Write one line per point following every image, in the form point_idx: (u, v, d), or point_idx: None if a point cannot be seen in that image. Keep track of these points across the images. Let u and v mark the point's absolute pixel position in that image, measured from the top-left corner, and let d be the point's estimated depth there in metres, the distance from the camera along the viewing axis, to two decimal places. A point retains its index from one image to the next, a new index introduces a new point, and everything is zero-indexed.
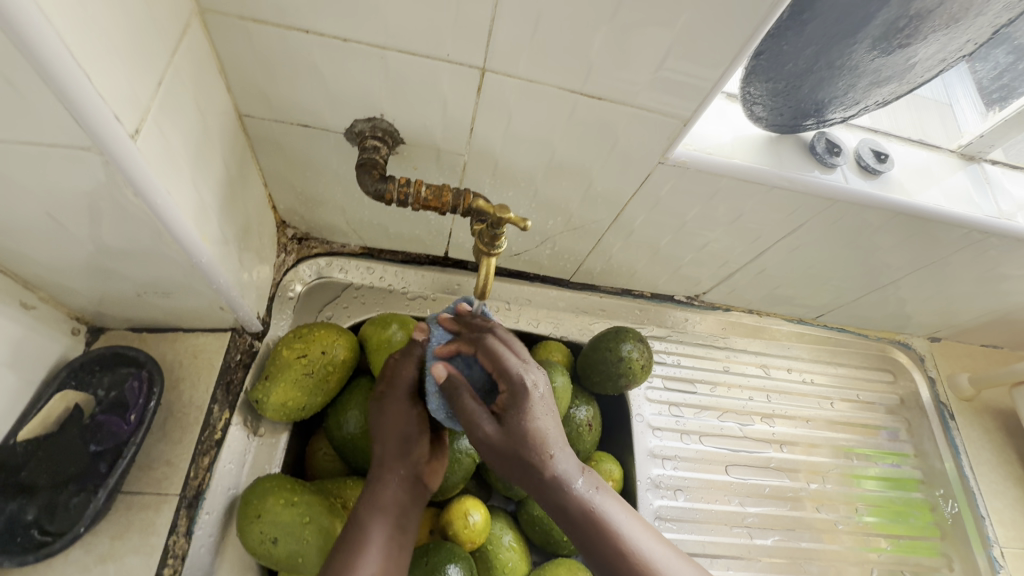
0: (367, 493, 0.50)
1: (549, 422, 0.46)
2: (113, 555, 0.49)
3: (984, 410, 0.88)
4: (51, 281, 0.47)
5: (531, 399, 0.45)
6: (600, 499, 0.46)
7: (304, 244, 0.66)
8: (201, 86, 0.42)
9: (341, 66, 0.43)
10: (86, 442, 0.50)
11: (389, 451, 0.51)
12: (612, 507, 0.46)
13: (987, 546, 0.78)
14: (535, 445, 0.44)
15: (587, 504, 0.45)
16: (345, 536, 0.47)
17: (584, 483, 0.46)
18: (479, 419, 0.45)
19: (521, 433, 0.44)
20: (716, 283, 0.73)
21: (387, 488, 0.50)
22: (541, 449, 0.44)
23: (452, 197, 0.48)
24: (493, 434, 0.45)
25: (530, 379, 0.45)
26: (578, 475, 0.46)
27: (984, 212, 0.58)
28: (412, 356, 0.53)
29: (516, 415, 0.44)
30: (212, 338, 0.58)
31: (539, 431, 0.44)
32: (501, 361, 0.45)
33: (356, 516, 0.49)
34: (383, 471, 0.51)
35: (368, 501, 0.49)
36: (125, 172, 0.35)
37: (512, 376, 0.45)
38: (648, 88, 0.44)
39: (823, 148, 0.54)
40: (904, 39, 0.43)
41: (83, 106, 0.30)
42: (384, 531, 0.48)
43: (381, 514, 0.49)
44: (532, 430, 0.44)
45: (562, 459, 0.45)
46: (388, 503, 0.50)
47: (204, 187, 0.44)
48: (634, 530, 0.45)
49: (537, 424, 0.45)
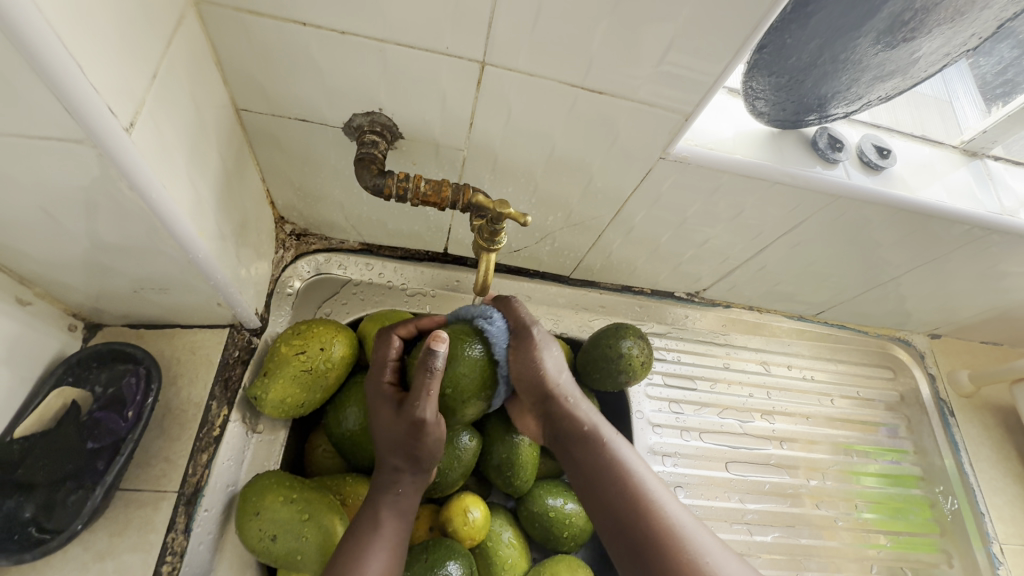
0: (378, 495, 0.49)
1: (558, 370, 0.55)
2: (111, 553, 0.49)
3: (984, 407, 0.88)
4: (46, 277, 0.47)
5: (547, 347, 0.54)
6: (615, 450, 0.52)
7: (302, 240, 0.65)
8: (197, 80, 0.41)
9: (340, 59, 0.43)
10: (83, 438, 0.49)
11: (405, 463, 0.49)
12: (628, 457, 0.51)
13: (987, 543, 0.78)
14: (551, 388, 0.54)
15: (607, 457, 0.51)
16: (352, 538, 0.46)
17: (605, 437, 0.52)
18: (513, 366, 0.53)
19: (541, 373, 0.54)
20: (717, 279, 0.73)
21: (401, 496, 0.50)
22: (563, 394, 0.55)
23: (451, 192, 0.48)
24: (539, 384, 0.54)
25: (544, 339, 0.54)
26: (609, 436, 0.52)
27: (986, 208, 0.58)
28: (431, 372, 0.47)
29: (535, 361, 0.53)
30: (210, 335, 0.58)
31: (553, 379, 0.54)
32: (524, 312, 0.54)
33: (371, 518, 0.48)
34: (395, 481, 0.50)
35: (382, 499, 0.49)
36: (120, 167, 0.35)
37: (534, 333, 0.54)
38: (649, 81, 0.43)
39: (825, 144, 0.54)
40: (908, 33, 0.43)
41: (76, 97, 0.30)
42: (395, 534, 0.48)
43: (393, 512, 0.49)
44: (544, 374, 0.54)
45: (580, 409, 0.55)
46: (403, 509, 0.50)
47: (201, 181, 0.44)
48: (651, 483, 0.49)
49: (551, 369, 0.54)
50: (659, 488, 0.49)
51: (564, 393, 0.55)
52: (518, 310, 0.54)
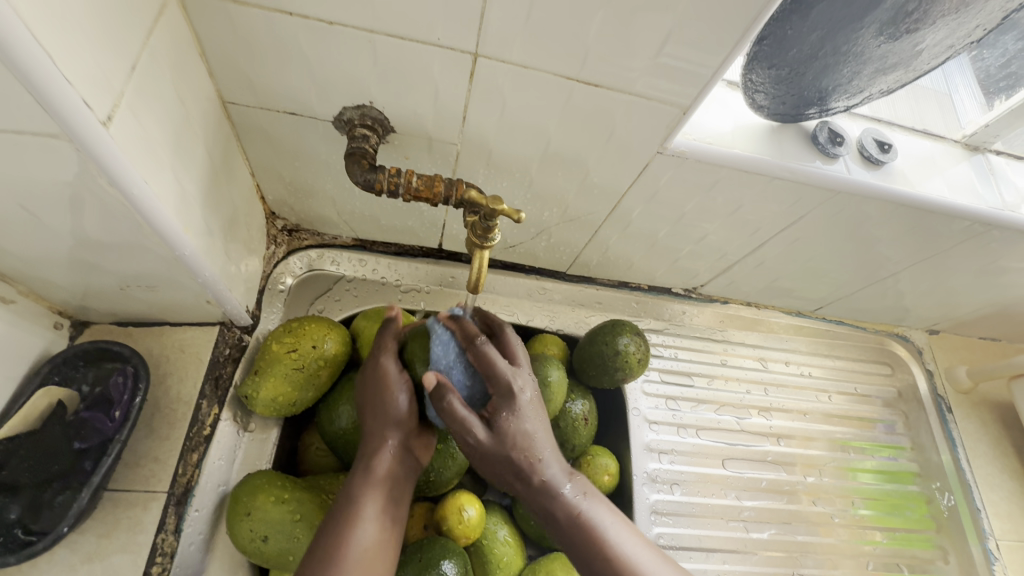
0: (358, 466, 0.49)
1: (541, 434, 0.47)
2: (100, 554, 0.48)
3: (982, 403, 0.88)
4: (30, 275, 0.46)
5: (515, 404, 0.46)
6: (587, 501, 0.46)
7: (294, 235, 0.64)
8: (181, 72, 0.40)
9: (328, 51, 0.42)
10: (70, 439, 0.49)
11: (375, 421, 0.50)
12: (601, 514, 0.46)
13: (983, 539, 0.78)
14: (524, 449, 0.46)
15: (574, 508, 0.45)
16: (335, 510, 0.46)
17: (574, 488, 0.46)
18: (470, 424, 0.45)
19: (517, 434, 0.46)
20: (715, 275, 0.72)
21: (381, 459, 0.48)
22: (530, 456, 0.46)
23: (444, 187, 0.47)
24: (485, 441, 0.45)
25: (518, 385, 0.47)
26: (567, 481, 0.46)
27: (988, 202, 0.57)
28: (388, 335, 0.53)
29: (505, 419, 0.46)
30: (200, 332, 0.57)
31: (530, 433, 0.46)
32: (498, 362, 0.47)
33: (349, 492, 0.47)
34: (372, 443, 0.49)
35: (360, 476, 0.48)
36: (99, 162, 0.33)
37: (501, 379, 0.47)
38: (646, 74, 0.42)
39: (826, 137, 0.53)
40: (912, 24, 0.42)
41: (47, 89, 0.28)
42: (378, 504, 0.47)
43: (371, 480, 0.47)
44: (521, 433, 0.46)
45: (548, 463, 0.47)
46: (382, 472, 0.48)
47: (185, 176, 0.43)
48: (630, 540, 0.44)
49: (529, 429, 0.46)
50: (634, 536, 0.45)
51: (536, 449, 0.46)
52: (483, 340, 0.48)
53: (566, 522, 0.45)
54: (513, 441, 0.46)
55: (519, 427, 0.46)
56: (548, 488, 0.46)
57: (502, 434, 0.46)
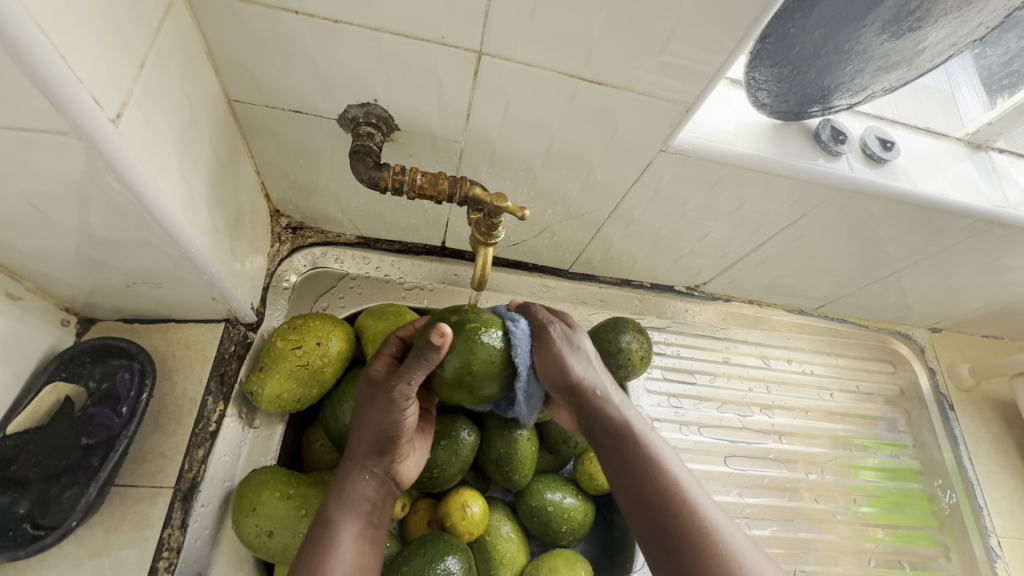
0: (335, 489, 0.47)
1: (597, 373, 0.49)
2: (107, 549, 0.48)
3: (984, 401, 0.88)
4: (38, 272, 0.46)
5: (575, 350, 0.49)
6: (653, 435, 0.47)
7: (298, 233, 0.65)
8: (188, 70, 0.40)
9: (333, 49, 0.42)
10: (78, 434, 0.49)
11: (360, 445, 0.49)
12: (660, 446, 0.46)
13: (985, 536, 0.78)
14: (587, 386, 0.48)
15: (651, 454, 0.45)
16: (311, 536, 0.45)
17: (653, 437, 0.47)
18: (561, 355, 0.47)
19: (572, 368, 0.47)
20: (717, 273, 0.72)
21: (360, 485, 0.47)
22: (592, 383, 0.48)
23: (448, 184, 0.47)
24: (546, 372, 0.47)
25: (573, 331, 0.49)
26: (648, 429, 0.47)
27: (990, 200, 0.57)
28: (422, 364, 0.44)
29: (563, 351, 0.47)
30: (205, 329, 0.57)
31: (586, 369, 0.48)
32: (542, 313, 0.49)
33: (324, 515, 0.46)
34: (353, 466, 0.48)
35: (336, 500, 0.46)
36: (108, 159, 0.34)
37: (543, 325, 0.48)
38: (649, 72, 0.42)
39: (828, 135, 0.53)
40: (915, 22, 0.42)
41: (57, 87, 0.29)
42: (356, 529, 0.46)
43: (348, 505, 0.46)
44: (570, 366, 0.47)
45: (613, 398, 0.49)
46: (358, 500, 0.47)
47: (192, 174, 0.43)
48: (684, 475, 0.44)
49: (586, 359, 0.49)
50: (698, 486, 0.44)
51: (594, 381, 0.48)
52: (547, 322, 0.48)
53: (630, 444, 0.46)
54: (569, 372, 0.47)
55: (568, 363, 0.47)
56: (608, 420, 0.48)
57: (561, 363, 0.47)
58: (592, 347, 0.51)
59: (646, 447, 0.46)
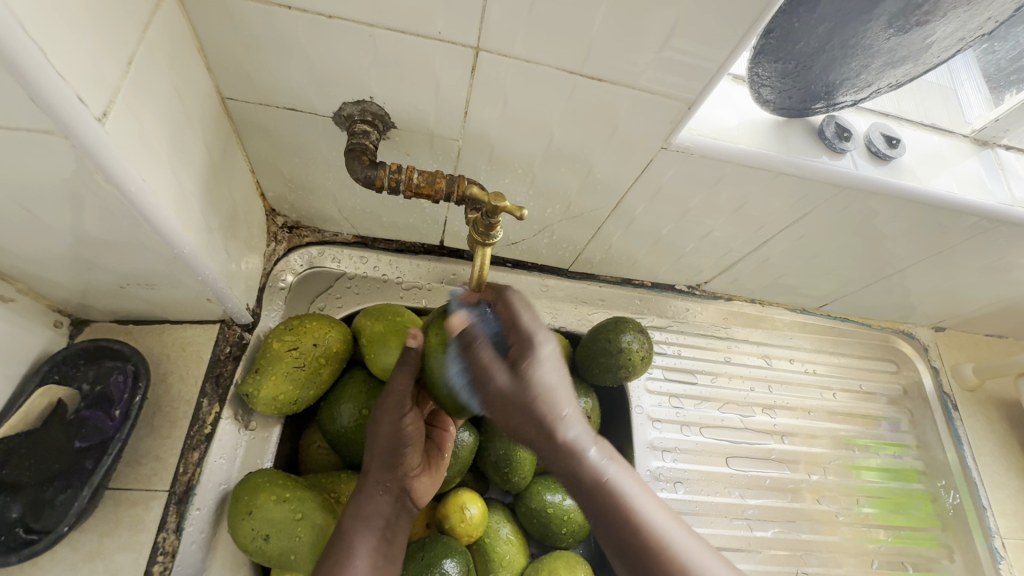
0: (351, 505, 0.48)
1: (560, 382, 0.42)
2: (101, 553, 0.48)
3: (988, 400, 0.87)
4: (29, 273, 0.45)
5: (538, 355, 0.42)
6: (612, 466, 0.40)
7: (294, 233, 0.64)
8: (178, 66, 0.39)
9: (328, 45, 0.41)
10: (71, 438, 0.48)
11: (373, 462, 0.50)
12: (627, 481, 0.40)
13: (989, 537, 0.77)
14: (547, 401, 0.41)
15: (598, 473, 0.40)
16: (327, 552, 0.45)
17: (596, 453, 0.41)
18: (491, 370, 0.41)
19: (536, 386, 0.41)
20: (719, 272, 0.72)
21: (373, 500, 0.48)
22: (555, 405, 0.41)
23: (445, 184, 0.46)
24: (505, 387, 0.41)
25: (539, 337, 0.43)
26: (589, 443, 0.41)
27: (997, 198, 0.57)
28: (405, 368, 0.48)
29: (527, 366, 0.41)
30: (200, 330, 0.56)
31: (553, 388, 0.41)
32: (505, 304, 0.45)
33: (339, 532, 0.46)
34: (366, 483, 0.49)
35: (352, 515, 0.47)
36: (95, 158, 0.33)
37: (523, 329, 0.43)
38: (650, 68, 0.42)
39: (832, 132, 0.52)
40: (923, 16, 0.41)
41: (39, 83, 0.28)
42: (371, 541, 0.46)
43: (365, 521, 0.47)
44: (544, 385, 0.41)
45: (572, 422, 0.41)
46: (373, 515, 0.48)
47: (184, 173, 0.42)
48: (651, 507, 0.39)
49: (546, 370, 0.42)
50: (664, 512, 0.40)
51: (559, 403, 0.41)
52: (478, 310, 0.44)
53: (585, 471, 0.40)
54: (535, 393, 0.41)
55: (536, 382, 0.41)
56: (569, 447, 0.40)
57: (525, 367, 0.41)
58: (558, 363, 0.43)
59: (595, 467, 0.40)
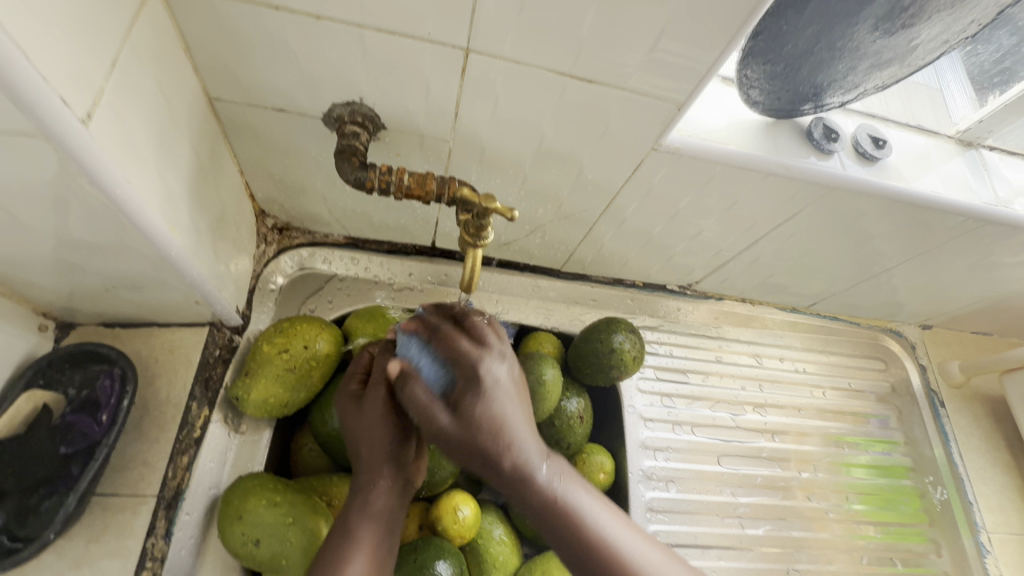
0: (352, 500, 0.46)
1: (511, 396, 0.40)
2: (87, 561, 0.47)
3: (974, 397, 0.88)
4: (12, 276, 0.45)
5: (486, 385, 0.39)
6: (564, 484, 0.40)
7: (284, 234, 0.63)
8: (164, 67, 0.39)
9: (316, 45, 0.41)
10: (56, 444, 0.47)
11: (369, 456, 0.47)
12: (581, 496, 0.41)
13: (975, 532, 0.78)
14: (498, 432, 0.39)
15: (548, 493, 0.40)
16: (330, 544, 0.44)
17: (550, 470, 0.40)
18: (437, 412, 0.40)
19: (484, 418, 0.39)
20: (709, 272, 0.72)
21: (377, 495, 0.46)
22: (507, 434, 0.39)
23: (437, 184, 0.46)
24: (447, 427, 0.39)
25: (483, 365, 0.40)
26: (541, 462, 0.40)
27: (981, 199, 0.57)
28: (397, 355, 0.48)
29: (471, 404, 0.39)
30: (189, 333, 0.56)
31: (502, 420, 0.39)
32: (453, 337, 0.42)
33: (345, 524, 0.45)
34: (365, 478, 0.47)
35: (356, 511, 0.45)
36: (79, 160, 0.32)
37: (469, 361, 0.40)
38: (641, 70, 0.42)
39: (820, 134, 0.53)
40: (908, 19, 0.42)
41: (21, 85, 0.28)
42: (375, 539, 0.45)
43: (368, 517, 0.45)
44: (490, 417, 0.39)
45: (525, 446, 0.40)
46: (379, 510, 0.46)
47: (170, 175, 0.42)
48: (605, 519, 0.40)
49: (502, 390, 0.40)
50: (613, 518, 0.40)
51: (509, 435, 0.39)
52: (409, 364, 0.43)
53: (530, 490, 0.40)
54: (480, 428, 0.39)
55: (497, 415, 0.39)
56: (521, 473, 0.39)
57: (470, 417, 0.39)
58: (514, 382, 0.41)
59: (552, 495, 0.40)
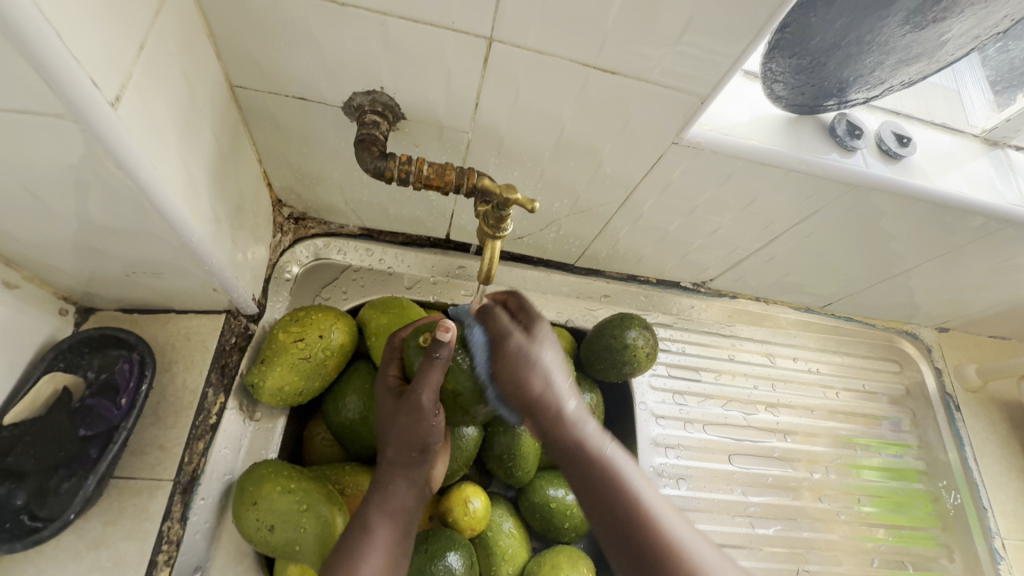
0: (374, 493, 0.47)
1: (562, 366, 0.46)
2: (105, 542, 0.47)
3: (990, 402, 0.87)
4: (35, 260, 0.45)
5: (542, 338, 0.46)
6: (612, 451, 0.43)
7: (300, 224, 0.64)
8: (189, 52, 0.39)
9: (339, 33, 0.41)
10: (76, 426, 0.48)
11: (395, 454, 0.48)
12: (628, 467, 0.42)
13: (989, 537, 0.77)
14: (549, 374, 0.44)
15: (599, 457, 0.42)
16: (347, 538, 0.44)
17: (598, 438, 0.43)
18: (509, 331, 0.46)
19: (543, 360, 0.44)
20: (724, 270, 0.72)
21: (397, 493, 0.47)
22: (552, 398, 0.44)
23: (456, 175, 0.46)
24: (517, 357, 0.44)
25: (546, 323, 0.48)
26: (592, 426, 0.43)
27: (1005, 199, 0.56)
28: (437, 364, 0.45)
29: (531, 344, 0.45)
30: (206, 319, 0.56)
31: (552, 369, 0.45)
32: (505, 321, 0.46)
33: (361, 518, 0.46)
34: (389, 473, 0.48)
35: (377, 502, 0.46)
36: (106, 144, 0.33)
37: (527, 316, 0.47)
38: (664, 62, 0.41)
39: (844, 130, 0.52)
40: (940, 13, 0.41)
41: (53, 64, 0.28)
42: (389, 535, 0.46)
43: (384, 512, 0.46)
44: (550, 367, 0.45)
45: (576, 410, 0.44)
46: (397, 508, 0.47)
47: (193, 161, 0.42)
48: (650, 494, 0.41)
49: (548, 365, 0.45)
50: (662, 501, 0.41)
51: (560, 393, 0.44)
52: (497, 317, 0.47)
53: (614, 491, 0.40)
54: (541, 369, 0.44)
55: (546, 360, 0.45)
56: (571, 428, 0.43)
57: (523, 365, 0.44)
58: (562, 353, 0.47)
59: (601, 464, 0.42)
